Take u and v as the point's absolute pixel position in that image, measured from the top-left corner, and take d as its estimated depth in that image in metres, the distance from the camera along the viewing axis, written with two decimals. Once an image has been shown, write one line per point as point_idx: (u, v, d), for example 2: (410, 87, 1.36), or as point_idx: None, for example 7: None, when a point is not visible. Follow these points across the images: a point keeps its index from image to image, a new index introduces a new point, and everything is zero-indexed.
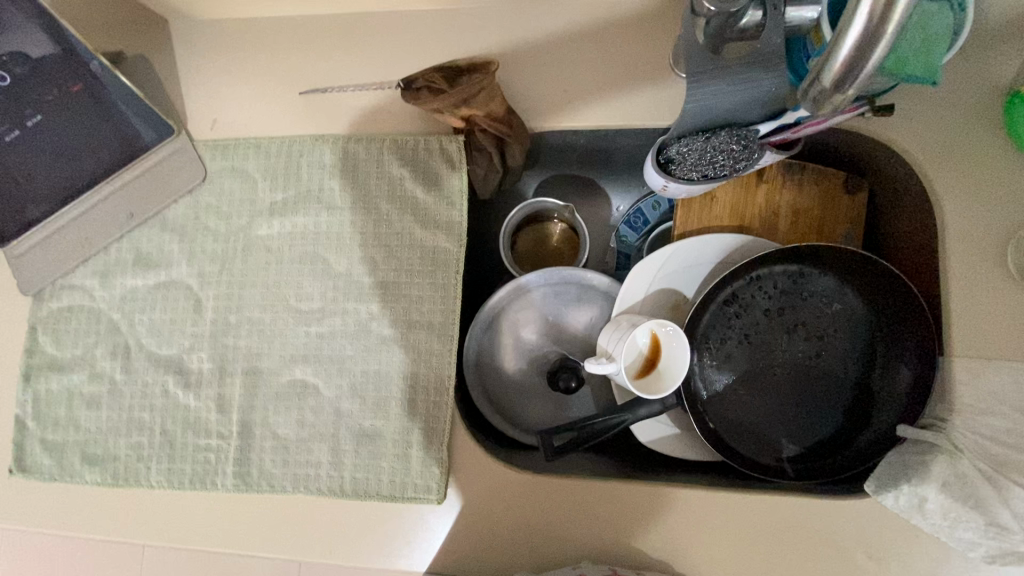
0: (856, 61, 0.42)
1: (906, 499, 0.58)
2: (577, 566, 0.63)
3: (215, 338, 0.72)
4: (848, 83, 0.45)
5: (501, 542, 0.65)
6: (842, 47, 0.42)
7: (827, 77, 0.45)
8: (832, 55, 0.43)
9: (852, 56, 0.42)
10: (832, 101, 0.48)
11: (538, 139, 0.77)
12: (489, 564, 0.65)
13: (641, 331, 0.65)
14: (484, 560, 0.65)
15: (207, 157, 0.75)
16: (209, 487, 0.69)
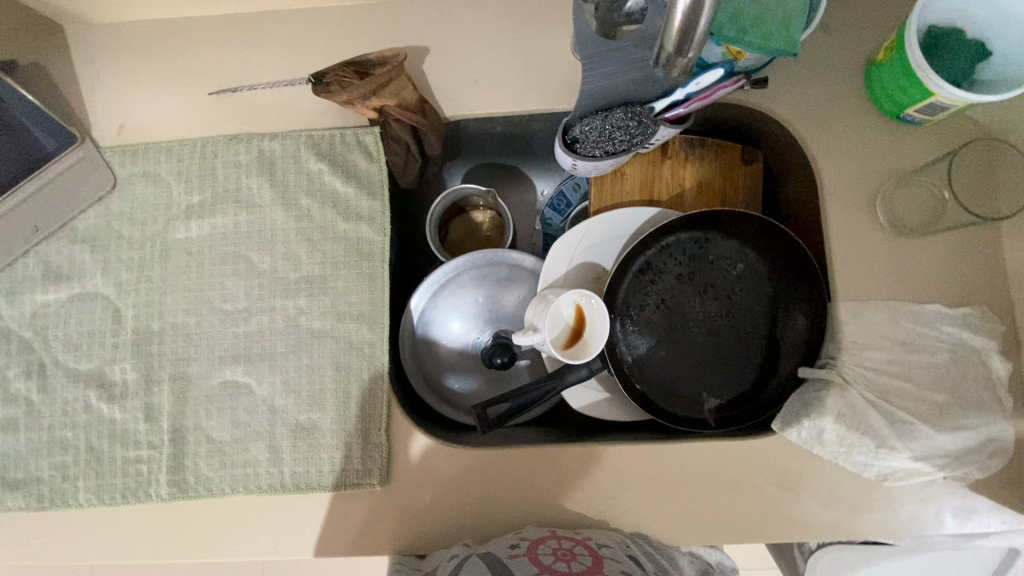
0: (690, 24, 0.46)
1: (807, 432, 0.65)
2: (518, 532, 0.65)
3: (138, 348, 0.70)
4: (688, 46, 0.48)
5: (447, 518, 0.67)
6: (676, 11, 0.46)
7: (670, 40, 0.48)
8: (670, 19, 0.47)
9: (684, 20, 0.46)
10: (678, 66, 0.51)
11: (455, 128, 0.79)
12: (436, 540, 0.67)
13: (567, 305, 0.70)
14: (431, 537, 0.67)
15: (115, 164, 0.74)
16: (143, 499, 0.68)
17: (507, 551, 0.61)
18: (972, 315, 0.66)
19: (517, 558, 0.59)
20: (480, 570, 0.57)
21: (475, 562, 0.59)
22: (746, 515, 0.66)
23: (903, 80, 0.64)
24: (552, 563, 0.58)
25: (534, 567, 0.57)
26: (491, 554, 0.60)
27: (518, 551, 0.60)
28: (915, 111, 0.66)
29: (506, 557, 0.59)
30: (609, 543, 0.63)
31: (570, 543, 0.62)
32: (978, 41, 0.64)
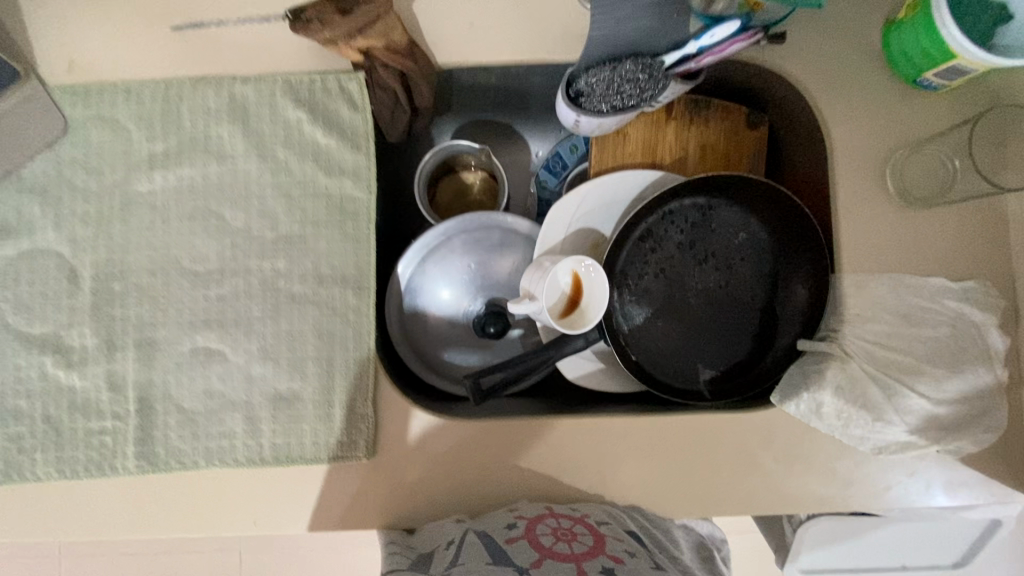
0: None
1: (806, 405, 0.64)
2: (512, 509, 0.63)
3: (98, 310, 0.64)
4: None
5: (436, 491, 0.65)
6: None
7: None
8: None
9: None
10: None
11: (446, 79, 0.73)
12: (425, 514, 0.64)
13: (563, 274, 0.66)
14: (421, 510, 0.64)
15: (65, 105, 0.66)
16: (108, 472, 0.63)
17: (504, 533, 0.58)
18: (976, 290, 0.65)
19: (515, 542, 0.56)
20: (479, 556, 0.54)
21: (472, 545, 0.56)
22: (741, 487, 0.66)
23: (924, 40, 0.61)
24: (553, 546, 0.56)
25: (535, 552, 0.55)
26: (487, 535, 0.58)
27: (515, 533, 0.58)
28: (933, 75, 0.63)
29: (504, 541, 0.56)
30: (609, 520, 0.61)
31: (568, 523, 0.59)
32: (1000, 4, 0.61)
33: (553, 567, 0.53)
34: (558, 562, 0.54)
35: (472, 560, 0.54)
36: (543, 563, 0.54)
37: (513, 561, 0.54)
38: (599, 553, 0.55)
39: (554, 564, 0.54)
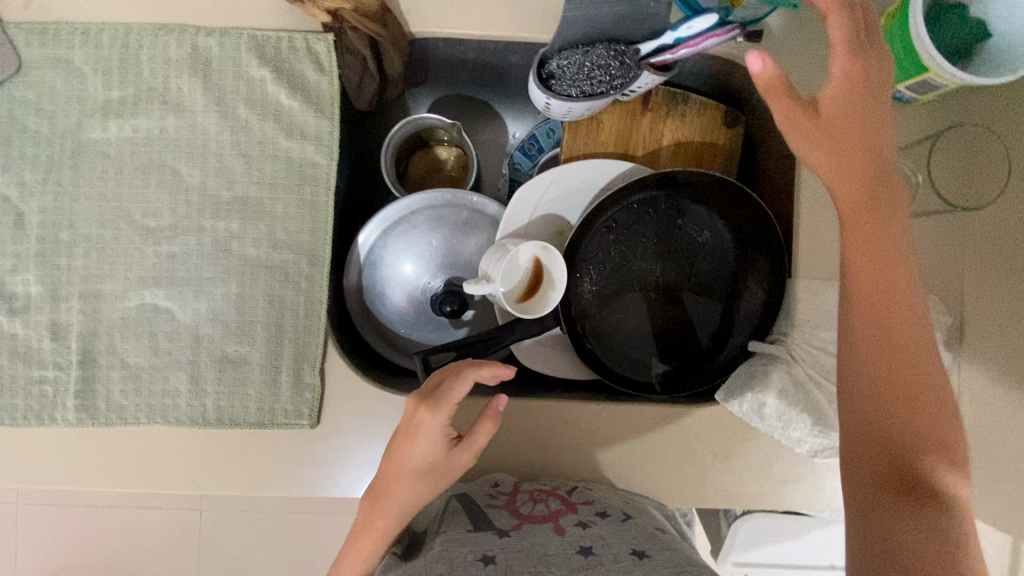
0: None
1: (749, 405, 0.64)
2: (492, 478, 0.65)
3: (44, 258, 0.63)
4: None
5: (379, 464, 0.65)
6: None
7: None
8: None
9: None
10: None
11: (421, 49, 0.71)
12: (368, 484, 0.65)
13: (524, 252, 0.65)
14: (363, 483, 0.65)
15: (20, 43, 0.63)
16: (46, 423, 0.62)
17: (486, 500, 0.62)
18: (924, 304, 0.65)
19: (496, 510, 0.60)
20: (463, 524, 0.59)
21: (455, 517, 0.61)
22: (680, 478, 0.67)
23: (900, 50, 0.61)
24: (530, 511, 0.60)
25: (514, 516, 0.59)
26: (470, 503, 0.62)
27: (496, 502, 0.62)
28: (907, 87, 0.63)
29: (485, 509, 0.61)
30: (579, 487, 0.64)
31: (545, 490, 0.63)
32: (980, 20, 0.61)
33: (532, 530, 0.58)
34: (535, 527, 0.59)
35: (455, 530, 0.58)
36: (522, 526, 0.58)
37: (494, 524, 0.59)
38: (571, 511, 0.60)
39: (533, 526, 0.59)
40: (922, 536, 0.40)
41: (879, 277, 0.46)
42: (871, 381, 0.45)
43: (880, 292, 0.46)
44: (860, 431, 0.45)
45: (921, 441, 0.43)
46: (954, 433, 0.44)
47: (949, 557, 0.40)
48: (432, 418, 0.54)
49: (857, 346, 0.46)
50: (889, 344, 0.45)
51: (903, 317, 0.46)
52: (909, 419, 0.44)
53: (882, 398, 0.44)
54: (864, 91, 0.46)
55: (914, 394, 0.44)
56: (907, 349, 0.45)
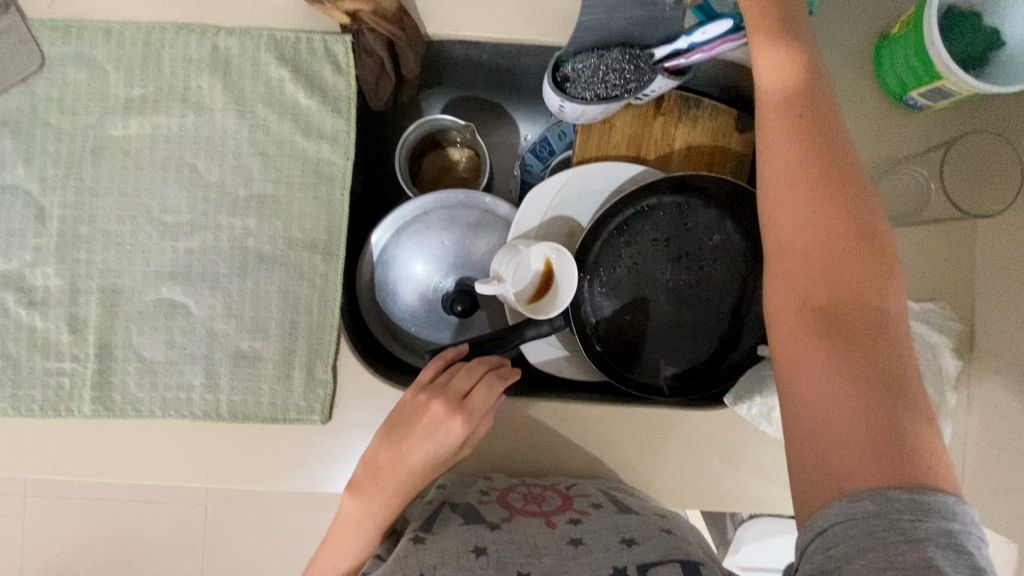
0: None
1: (757, 409, 0.65)
2: (488, 474, 0.66)
3: (64, 252, 0.64)
4: None
5: None
6: None
7: None
8: None
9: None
10: None
11: (437, 51, 0.72)
12: None
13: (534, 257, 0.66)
14: None
15: (44, 40, 0.64)
16: (63, 413, 0.63)
17: (478, 496, 0.61)
18: (934, 311, 0.65)
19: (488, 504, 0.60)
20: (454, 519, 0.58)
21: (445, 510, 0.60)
22: (686, 482, 0.67)
23: (912, 59, 0.61)
24: (522, 509, 0.60)
25: (505, 510, 0.59)
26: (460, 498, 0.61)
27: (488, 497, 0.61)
28: (919, 95, 0.64)
29: (477, 503, 0.60)
30: (578, 482, 0.64)
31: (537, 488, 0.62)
32: (993, 28, 0.61)
33: (524, 522, 0.57)
34: (528, 519, 0.58)
35: (446, 526, 0.57)
36: (514, 518, 0.58)
37: (486, 518, 0.58)
38: (566, 506, 0.59)
39: (525, 518, 0.58)
40: (866, 436, 0.39)
41: (803, 193, 0.47)
42: (807, 275, 0.45)
43: (804, 188, 0.47)
44: (798, 330, 0.45)
45: (863, 331, 0.42)
46: (899, 320, 0.44)
47: (894, 456, 0.38)
48: (460, 423, 0.59)
49: (787, 257, 0.47)
50: (827, 238, 0.46)
51: (844, 201, 0.46)
52: (844, 311, 0.43)
53: (822, 294, 0.45)
54: (790, 41, 0.52)
55: (855, 287, 0.44)
56: (849, 245, 0.45)
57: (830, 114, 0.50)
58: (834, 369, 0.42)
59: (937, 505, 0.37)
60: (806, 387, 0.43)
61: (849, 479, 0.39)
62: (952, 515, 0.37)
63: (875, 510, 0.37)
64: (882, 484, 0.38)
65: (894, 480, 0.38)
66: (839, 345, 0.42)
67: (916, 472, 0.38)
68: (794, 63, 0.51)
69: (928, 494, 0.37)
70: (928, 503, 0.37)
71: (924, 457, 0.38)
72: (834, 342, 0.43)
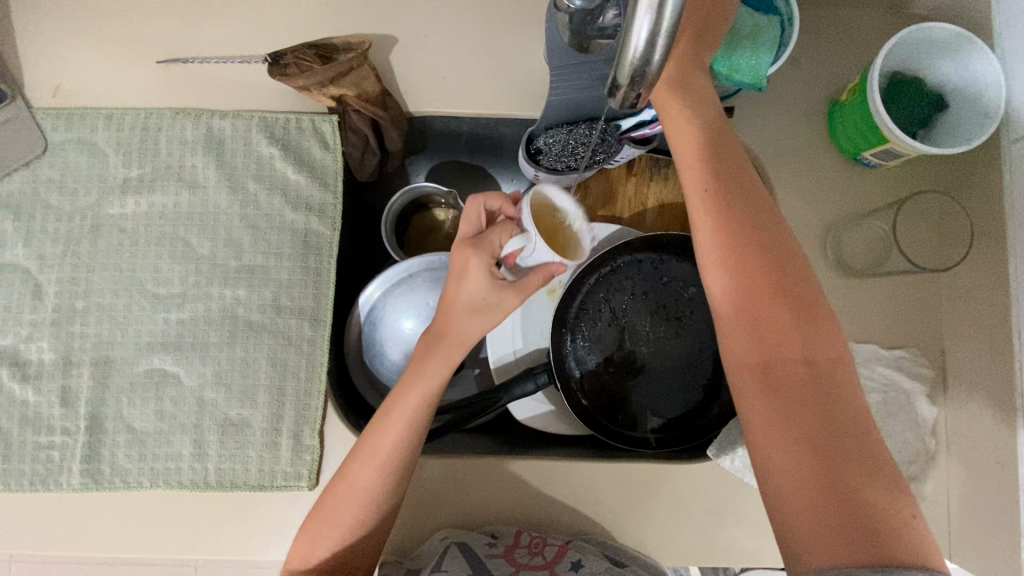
0: (647, 64, 0.35)
1: (740, 460, 0.66)
2: (491, 531, 0.67)
3: (58, 326, 0.66)
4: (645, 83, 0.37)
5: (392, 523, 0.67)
6: (626, 48, 0.34)
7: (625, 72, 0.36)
8: (622, 55, 0.35)
9: (635, 68, 0.35)
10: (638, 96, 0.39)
11: (419, 124, 0.77)
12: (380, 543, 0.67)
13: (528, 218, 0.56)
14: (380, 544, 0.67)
15: (47, 128, 0.68)
16: (52, 487, 0.63)
17: (486, 549, 0.63)
18: (905, 358, 0.67)
19: (495, 557, 0.62)
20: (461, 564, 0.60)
21: (454, 554, 0.62)
22: (677, 536, 0.68)
23: (861, 122, 0.65)
24: (527, 562, 0.62)
25: (511, 565, 0.61)
26: (470, 548, 0.63)
27: (495, 551, 0.63)
28: (870, 155, 0.68)
29: (485, 555, 0.62)
30: (576, 538, 0.67)
31: (541, 538, 0.65)
32: (936, 93, 0.65)
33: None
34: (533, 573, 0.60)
35: (455, 568, 0.59)
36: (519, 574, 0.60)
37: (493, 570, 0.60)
38: (567, 554, 0.63)
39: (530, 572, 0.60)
40: (819, 502, 0.43)
41: (729, 267, 0.51)
42: (749, 347, 0.49)
43: (736, 258, 0.51)
44: (750, 399, 0.48)
45: (806, 397, 0.46)
46: (836, 374, 0.47)
47: (848, 519, 0.42)
48: (476, 257, 0.61)
49: (728, 329, 0.51)
50: (756, 306, 0.50)
51: (769, 271, 0.50)
52: (777, 372, 0.48)
53: (757, 360, 0.49)
54: (704, 127, 0.56)
55: (788, 347, 0.48)
56: (781, 312, 0.49)
57: (747, 188, 0.54)
58: (784, 437, 0.45)
59: None
60: (763, 453, 0.46)
61: (808, 547, 0.42)
62: None
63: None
64: (843, 552, 0.41)
65: (854, 545, 0.41)
66: (785, 414, 0.46)
67: (871, 537, 0.41)
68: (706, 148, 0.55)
69: (879, 554, 0.40)
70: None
71: (876, 520, 0.41)
72: (781, 409, 0.46)
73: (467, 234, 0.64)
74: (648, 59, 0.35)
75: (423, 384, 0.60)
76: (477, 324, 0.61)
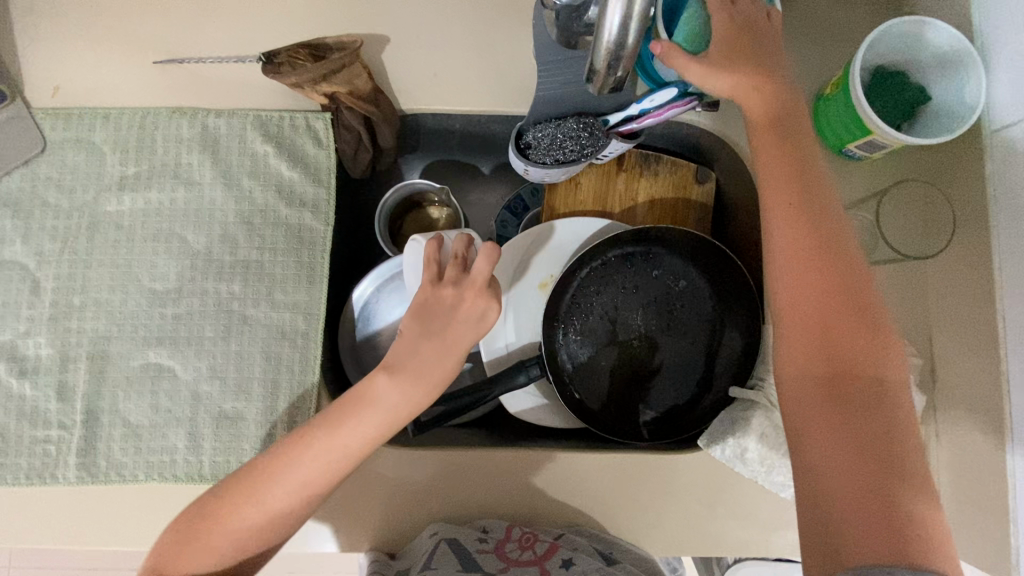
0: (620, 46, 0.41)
1: (731, 450, 0.65)
2: (482, 525, 0.67)
3: (56, 322, 0.67)
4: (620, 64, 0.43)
5: (387, 516, 0.68)
6: (602, 35, 0.41)
7: (600, 56, 0.43)
8: (597, 40, 0.42)
9: (611, 50, 0.41)
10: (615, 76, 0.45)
11: (412, 122, 0.78)
12: (375, 535, 0.68)
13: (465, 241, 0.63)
14: (375, 536, 0.68)
15: (46, 127, 0.69)
16: (48, 481, 0.64)
17: (475, 544, 0.64)
18: None
19: (485, 552, 0.63)
20: (449, 560, 0.60)
21: (443, 548, 0.62)
22: (668, 527, 0.68)
23: (848, 114, 0.66)
24: (518, 558, 0.63)
25: (501, 560, 0.62)
26: (459, 541, 0.63)
27: (486, 546, 0.64)
28: (856, 146, 0.68)
29: (475, 551, 0.63)
30: (565, 532, 0.66)
31: (530, 533, 0.65)
32: (920, 85, 0.66)
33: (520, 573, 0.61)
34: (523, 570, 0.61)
35: (445, 564, 0.59)
36: (509, 570, 0.61)
37: (483, 566, 0.61)
38: (557, 551, 0.63)
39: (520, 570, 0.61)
40: (867, 510, 0.45)
41: (803, 273, 0.51)
42: (809, 348, 0.50)
43: (810, 266, 0.51)
44: (805, 403, 0.49)
45: (861, 408, 0.48)
46: (896, 388, 0.49)
47: (893, 527, 0.44)
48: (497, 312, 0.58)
49: (791, 333, 0.52)
50: (825, 315, 0.51)
51: (839, 284, 0.51)
52: (843, 381, 0.49)
53: (822, 367, 0.50)
54: (770, 129, 0.56)
55: (853, 358, 0.49)
56: (846, 326, 0.50)
57: (823, 198, 0.54)
58: (835, 437, 0.47)
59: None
60: (815, 455, 0.48)
61: (856, 546, 0.44)
62: None
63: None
64: (885, 557, 0.43)
65: (896, 553, 0.43)
66: (840, 422, 0.48)
67: (915, 542, 0.43)
68: (785, 152, 0.54)
69: (924, 558, 0.43)
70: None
71: (919, 532, 0.43)
72: (837, 418, 0.48)
73: (481, 277, 0.57)
74: (623, 42, 0.41)
75: (365, 427, 0.55)
76: (448, 370, 0.59)
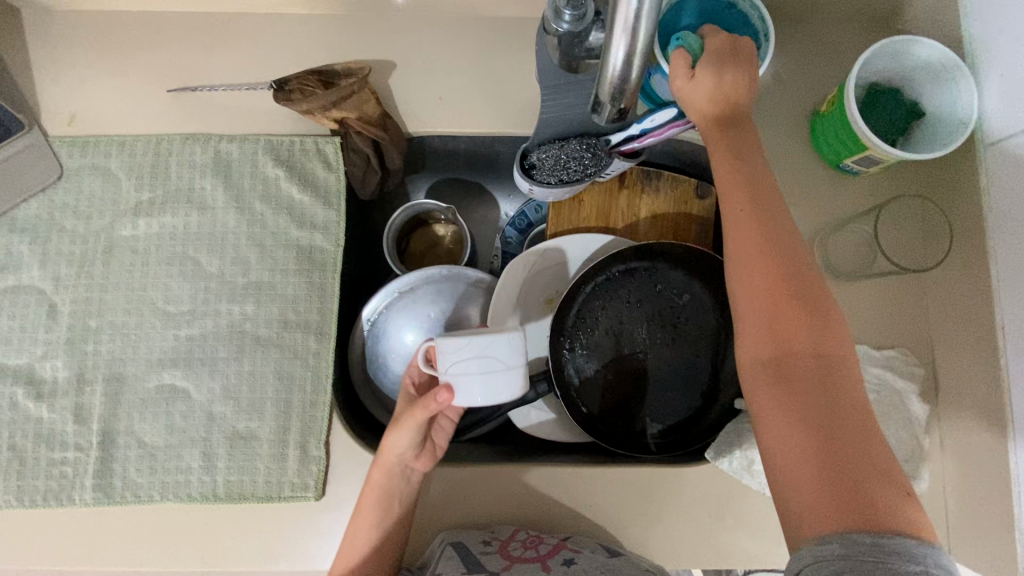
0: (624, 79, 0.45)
1: (738, 463, 0.66)
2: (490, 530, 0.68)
3: (72, 345, 0.68)
4: (624, 94, 0.47)
5: None
6: (607, 69, 0.44)
7: (605, 88, 0.46)
8: (603, 74, 0.45)
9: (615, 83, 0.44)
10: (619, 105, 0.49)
11: (418, 144, 0.80)
12: None
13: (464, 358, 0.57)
14: None
15: (63, 155, 0.71)
16: (65, 503, 0.65)
17: (480, 547, 0.64)
18: (897, 358, 0.69)
19: (488, 553, 0.63)
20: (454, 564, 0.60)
21: (449, 554, 0.62)
22: (678, 539, 0.69)
23: (842, 132, 0.68)
24: (520, 555, 0.62)
25: (504, 559, 0.62)
26: (464, 546, 0.64)
27: (490, 548, 0.64)
28: (852, 162, 0.70)
29: (478, 552, 0.63)
30: (573, 536, 0.66)
31: (536, 536, 0.65)
32: (913, 102, 0.68)
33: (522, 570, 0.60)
34: (526, 566, 0.60)
35: (448, 569, 0.59)
36: (512, 568, 0.60)
37: (486, 566, 0.60)
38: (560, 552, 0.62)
39: (523, 566, 0.60)
40: (821, 479, 0.44)
41: (752, 261, 0.52)
42: (761, 334, 0.50)
43: (756, 253, 0.52)
44: (758, 383, 0.49)
45: (811, 380, 0.47)
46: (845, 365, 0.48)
47: (846, 495, 0.43)
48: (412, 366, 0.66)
49: (744, 323, 0.52)
50: (773, 299, 0.51)
51: (784, 267, 0.51)
52: (792, 362, 0.49)
53: (774, 352, 0.49)
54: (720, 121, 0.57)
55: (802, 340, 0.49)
56: (791, 305, 0.50)
57: (764, 185, 0.55)
58: (789, 417, 0.47)
59: (897, 546, 0.41)
60: (771, 433, 0.48)
61: (814, 520, 0.43)
62: (913, 558, 0.40)
63: (843, 553, 0.41)
64: (840, 525, 0.42)
65: (850, 521, 0.42)
66: (792, 397, 0.47)
67: (872, 512, 0.42)
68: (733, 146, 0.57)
69: (882, 526, 0.41)
70: (890, 545, 0.41)
71: (872, 498, 0.43)
72: (786, 394, 0.48)
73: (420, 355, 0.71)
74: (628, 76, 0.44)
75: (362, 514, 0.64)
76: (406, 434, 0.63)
